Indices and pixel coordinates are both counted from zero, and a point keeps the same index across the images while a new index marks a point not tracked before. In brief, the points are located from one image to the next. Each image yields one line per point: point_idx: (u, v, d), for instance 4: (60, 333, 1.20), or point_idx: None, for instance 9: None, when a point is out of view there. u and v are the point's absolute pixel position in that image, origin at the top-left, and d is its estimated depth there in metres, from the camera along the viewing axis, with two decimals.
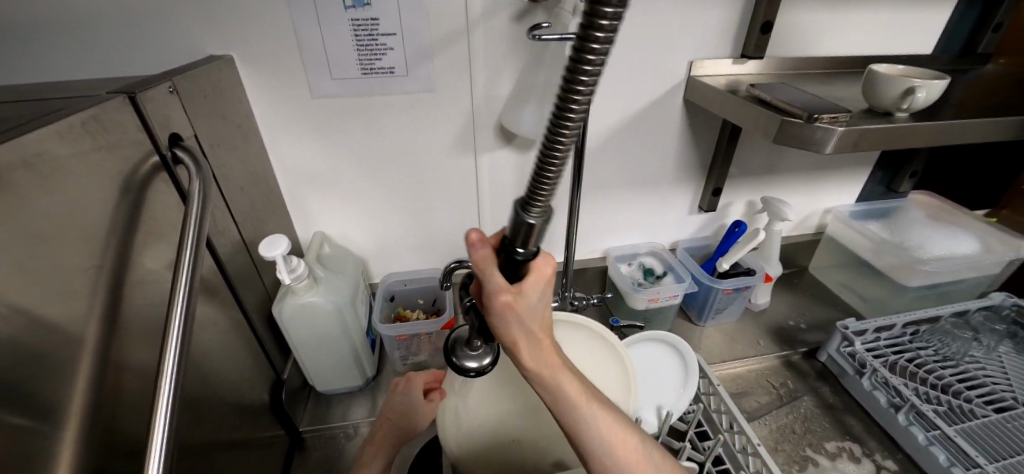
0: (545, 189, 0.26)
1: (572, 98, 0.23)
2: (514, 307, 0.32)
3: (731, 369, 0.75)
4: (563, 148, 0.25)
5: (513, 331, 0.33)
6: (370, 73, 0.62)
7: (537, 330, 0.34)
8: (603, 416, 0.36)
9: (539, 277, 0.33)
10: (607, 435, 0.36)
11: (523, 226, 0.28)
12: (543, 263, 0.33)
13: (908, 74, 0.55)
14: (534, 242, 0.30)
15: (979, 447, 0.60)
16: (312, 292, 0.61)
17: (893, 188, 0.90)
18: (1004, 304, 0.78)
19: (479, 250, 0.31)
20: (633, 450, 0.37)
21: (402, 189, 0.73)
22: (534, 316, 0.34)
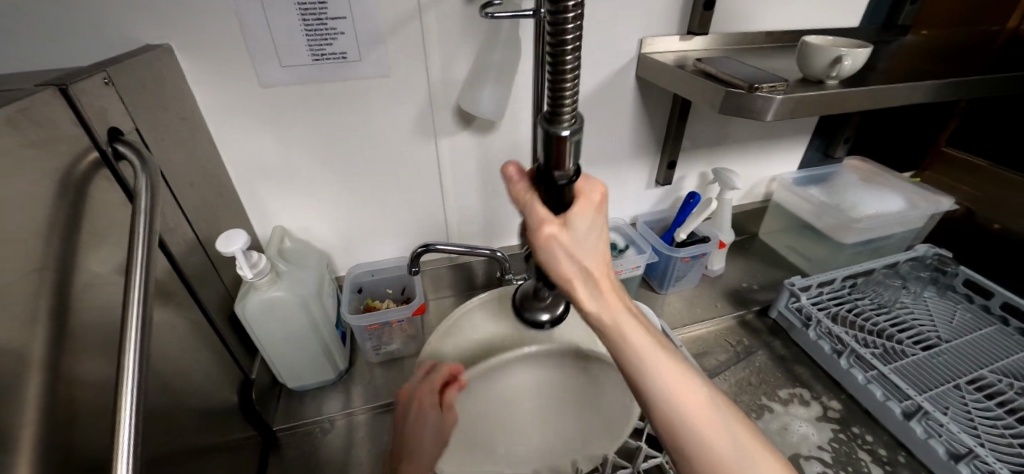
0: (568, 98, 0.29)
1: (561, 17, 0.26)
2: (559, 239, 0.32)
3: (692, 332, 0.79)
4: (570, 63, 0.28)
5: (562, 265, 0.33)
6: (321, 59, 0.61)
7: (594, 268, 0.34)
8: (669, 365, 0.35)
9: (588, 206, 0.33)
10: (673, 385, 0.35)
11: (553, 139, 0.30)
12: (589, 191, 0.33)
13: (835, 44, 0.60)
14: (566, 160, 0.30)
15: (910, 382, 0.68)
16: (275, 286, 0.60)
17: (829, 154, 0.97)
18: (927, 254, 0.87)
19: (517, 182, 0.34)
20: (705, 406, 0.35)
21: (364, 178, 0.73)
22: (586, 250, 0.33)
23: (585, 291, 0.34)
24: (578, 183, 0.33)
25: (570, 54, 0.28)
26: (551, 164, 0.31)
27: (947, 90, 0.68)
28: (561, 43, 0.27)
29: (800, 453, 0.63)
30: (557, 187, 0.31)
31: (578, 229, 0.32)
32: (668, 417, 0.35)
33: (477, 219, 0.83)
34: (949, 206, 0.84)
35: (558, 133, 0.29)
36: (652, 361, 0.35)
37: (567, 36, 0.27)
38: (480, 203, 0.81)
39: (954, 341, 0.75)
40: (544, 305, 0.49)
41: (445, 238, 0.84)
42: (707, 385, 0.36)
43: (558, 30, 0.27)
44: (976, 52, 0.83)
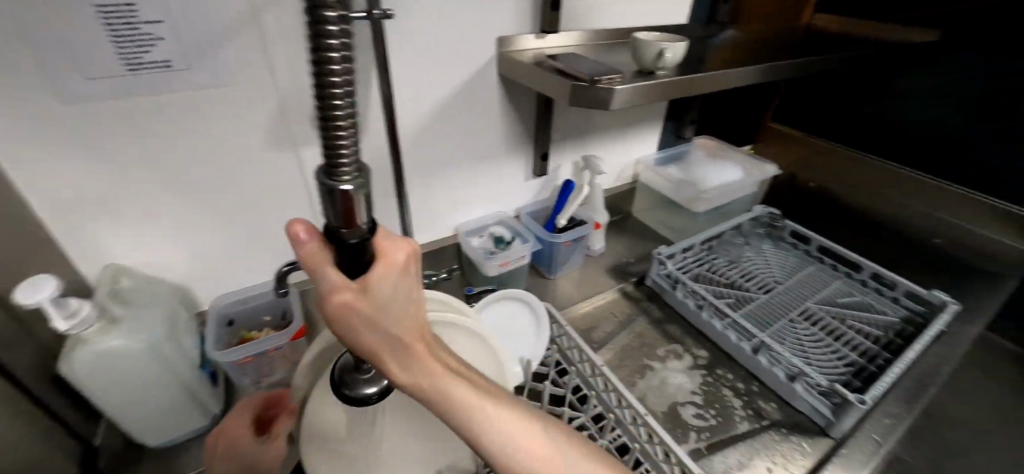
0: (344, 153, 0.25)
1: (327, 70, 0.23)
2: (357, 306, 0.29)
3: (580, 310, 0.85)
4: (343, 119, 0.25)
5: (364, 333, 0.30)
6: (138, 68, 0.53)
7: (402, 331, 0.31)
8: (500, 412, 0.33)
9: (391, 267, 0.30)
10: (506, 430, 0.33)
11: (336, 198, 0.25)
12: (391, 252, 0.30)
13: (661, 39, 0.68)
14: (359, 222, 0.27)
15: (757, 323, 0.80)
16: (110, 334, 0.51)
17: (680, 135, 1.10)
18: (762, 213, 1.03)
19: (307, 244, 0.28)
20: (540, 445, 0.34)
21: (216, 198, 0.66)
22: (392, 314, 0.30)
23: (394, 357, 0.31)
24: (379, 241, 0.30)
25: (343, 112, 0.25)
26: (337, 230, 0.27)
27: (754, 75, 0.82)
28: (330, 86, 0.24)
29: (677, 401, 0.71)
30: (350, 252, 0.28)
31: (379, 292, 0.29)
32: (508, 467, 0.33)
33: None
34: (773, 171, 1.01)
35: (335, 189, 0.25)
36: (481, 414, 0.32)
37: (336, 82, 0.24)
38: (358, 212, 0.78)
39: (787, 283, 0.90)
40: (366, 377, 0.38)
41: (324, 251, 0.80)
42: (542, 417, 0.36)
43: (324, 79, 0.24)
44: (775, 43, 1.00)
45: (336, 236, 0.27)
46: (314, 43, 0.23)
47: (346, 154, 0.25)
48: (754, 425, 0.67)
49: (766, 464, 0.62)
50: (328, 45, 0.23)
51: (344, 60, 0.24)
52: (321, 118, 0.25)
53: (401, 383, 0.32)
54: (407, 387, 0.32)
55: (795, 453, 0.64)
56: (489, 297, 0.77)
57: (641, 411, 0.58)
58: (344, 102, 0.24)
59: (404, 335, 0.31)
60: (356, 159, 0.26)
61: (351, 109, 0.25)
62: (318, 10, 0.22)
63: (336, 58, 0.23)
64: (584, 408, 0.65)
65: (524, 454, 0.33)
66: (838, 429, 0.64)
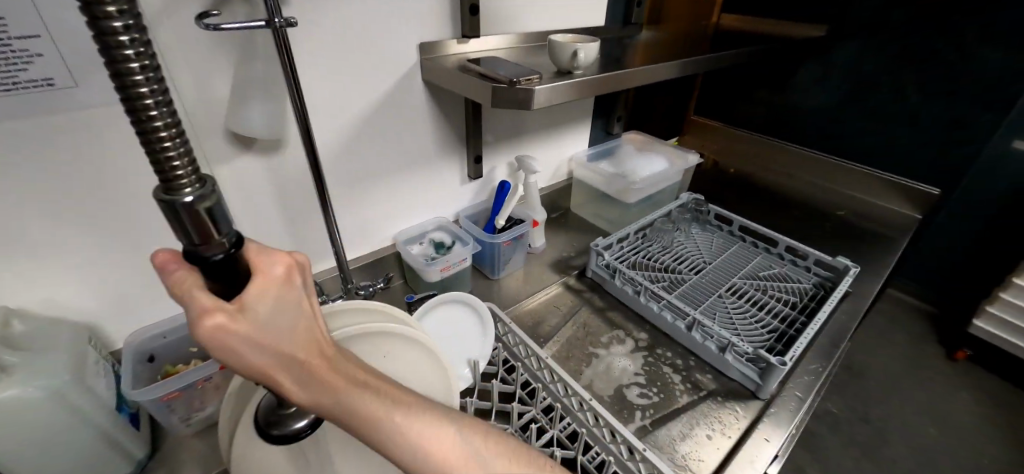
0: (178, 162, 0.23)
1: (127, 75, 0.21)
2: (233, 330, 0.25)
3: (525, 307, 0.87)
4: (165, 130, 0.23)
5: (249, 356, 0.27)
6: (12, 88, 0.48)
7: (293, 346, 0.28)
8: (409, 421, 0.30)
9: (268, 282, 0.27)
10: (416, 439, 0.30)
11: (180, 214, 0.23)
12: (268, 266, 0.28)
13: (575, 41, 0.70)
14: (213, 235, 0.25)
15: (690, 302, 0.85)
16: (2, 385, 0.46)
17: (610, 131, 1.18)
18: (688, 200, 1.11)
19: (172, 271, 0.26)
20: (457, 449, 0.31)
21: (118, 225, 0.61)
22: (279, 331, 0.27)
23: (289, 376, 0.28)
24: (253, 257, 0.28)
25: (164, 122, 0.23)
26: (193, 246, 0.25)
27: (667, 71, 0.87)
28: (136, 91, 0.22)
29: (622, 383, 0.74)
30: (217, 268, 0.25)
31: (256, 311, 0.26)
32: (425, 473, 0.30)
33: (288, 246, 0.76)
34: (695, 160, 1.09)
35: (176, 201, 0.23)
36: (386, 424, 0.30)
37: (144, 92, 0.22)
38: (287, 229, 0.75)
39: (714, 262, 0.97)
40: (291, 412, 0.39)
41: None
42: (460, 423, 0.32)
43: (129, 92, 0.22)
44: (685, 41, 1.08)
45: (195, 255, 0.25)
46: (104, 50, 0.21)
47: (181, 165, 0.23)
48: (693, 397, 0.72)
49: (706, 432, 0.67)
50: (124, 57, 0.21)
51: (146, 67, 0.22)
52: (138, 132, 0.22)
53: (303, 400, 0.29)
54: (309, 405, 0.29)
55: (730, 418, 0.68)
56: (430, 302, 0.77)
57: (585, 397, 0.60)
58: (160, 111, 0.23)
59: (298, 353, 0.28)
60: (196, 170, 0.24)
61: (172, 119, 0.23)
62: (106, 29, 0.20)
63: (135, 66, 0.22)
64: (533, 402, 0.65)
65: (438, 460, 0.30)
66: (766, 391, 0.70)
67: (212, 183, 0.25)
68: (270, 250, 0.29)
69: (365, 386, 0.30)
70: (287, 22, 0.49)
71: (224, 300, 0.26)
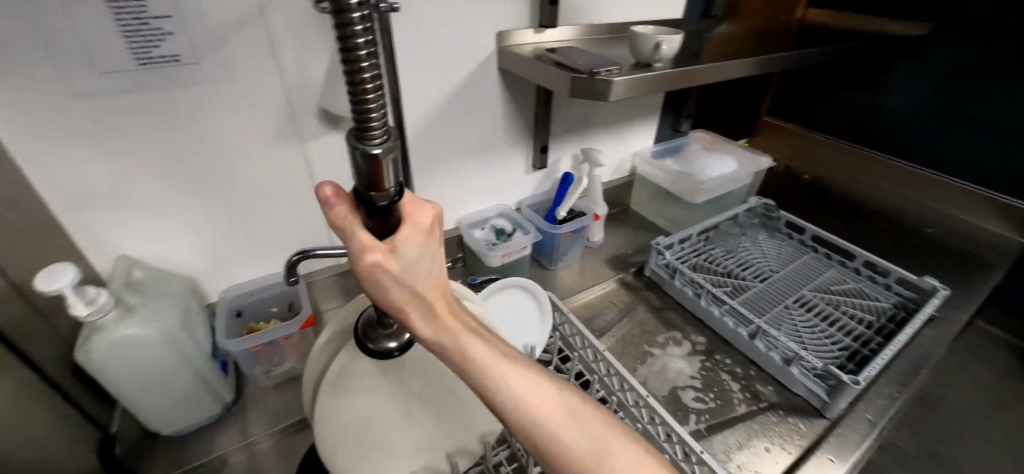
0: (376, 116, 0.26)
1: (352, 42, 0.23)
2: (384, 265, 0.30)
3: (581, 299, 0.87)
4: (372, 90, 0.25)
5: (390, 291, 0.31)
6: (148, 63, 0.54)
7: (425, 288, 0.32)
8: (515, 374, 0.32)
9: (415, 229, 0.31)
10: (519, 396, 0.32)
11: (367, 161, 0.26)
12: (415, 212, 0.32)
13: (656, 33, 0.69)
14: (385, 183, 0.28)
15: (754, 310, 0.82)
16: (127, 322, 0.53)
17: (677, 129, 1.15)
18: (757, 205, 1.05)
19: (336, 207, 0.31)
20: (558, 411, 0.32)
21: (222, 192, 0.67)
22: (415, 274, 0.32)
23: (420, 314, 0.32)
24: (403, 205, 0.32)
25: (373, 83, 0.25)
26: (369, 188, 0.28)
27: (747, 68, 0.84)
28: (355, 51, 0.24)
29: (677, 385, 0.72)
30: (380, 211, 0.29)
31: (402, 251, 0.30)
32: (527, 431, 0.31)
33: None
34: (768, 164, 1.05)
35: (369, 152, 0.26)
36: (496, 375, 0.32)
37: (363, 57, 0.24)
38: None
39: (782, 271, 0.92)
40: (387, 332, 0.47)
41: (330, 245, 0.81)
42: (563, 389, 0.34)
43: (353, 57, 0.24)
44: (769, 36, 1.02)
45: (367, 197, 0.29)
46: (336, 17, 0.23)
47: (378, 120, 0.26)
48: (752, 407, 0.69)
49: (764, 444, 0.64)
50: (353, 29, 0.23)
51: (366, 29, 0.24)
52: (351, 94, 0.25)
53: (424, 340, 0.33)
54: (433, 345, 0.32)
55: (791, 433, 0.65)
56: (490, 287, 0.78)
57: (642, 394, 0.60)
58: (372, 74, 0.25)
59: (426, 295, 0.33)
60: (387, 124, 0.27)
61: (378, 80, 0.25)
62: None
63: (360, 34, 0.23)
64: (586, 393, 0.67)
65: (541, 417, 0.31)
66: (834, 410, 0.66)
67: (395, 134, 0.28)
68: (420, 198, 0.33)
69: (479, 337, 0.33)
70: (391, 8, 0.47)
71: (380, 239, 0.31)
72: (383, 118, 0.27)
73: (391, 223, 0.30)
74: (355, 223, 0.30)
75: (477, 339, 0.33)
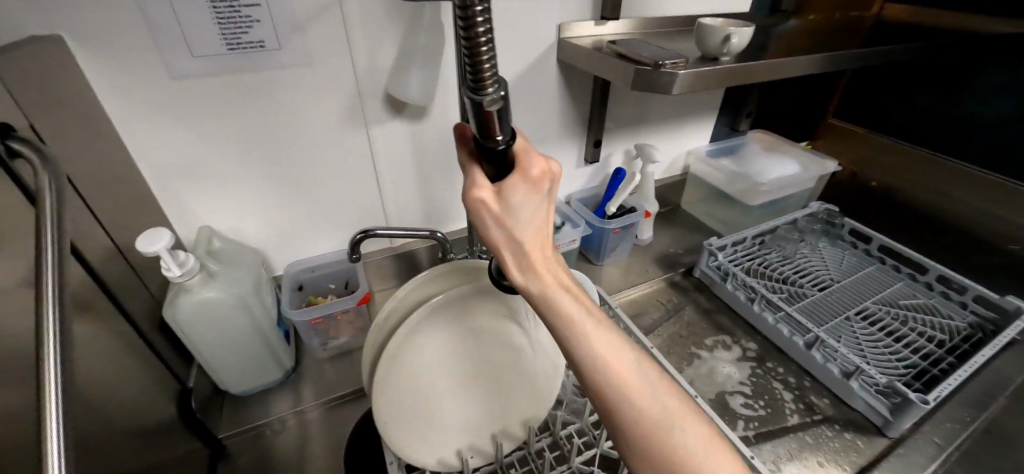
0: (486, 65, 0.26)
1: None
2: (490, 206, 0.32)
3: (626, 296, 0.87)
4: (484, 39, 0.25)
5: (492, 233, 0.34)
6: (236, 48, 0.59)
7: (525, 237, 0.34)
8: (600, 338, 0.34)
9: (524, 178, 0.32)
10: (603, 356, 0.34)
11: (480, 111, 0.27)
12: (529, 162, 0.33)
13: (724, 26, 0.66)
14: (495, 130, 0.29)
15: (811, 319, 0.79)
16: (208, 286, 0.57)
17: (735, 128, 1.12)
18: (818, 210, 1.00)
19: (463, 148, 0.35)
20: (636, 381, 0.34)
21: (294, 173, 0.71)
22: (517, 221, 0.33)
23: (519, 258, 0.35)
24: (518, 153, 0.33)
25: (484, 32, 0.25)
26: (483, 134, 0.29)
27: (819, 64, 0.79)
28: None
29: (725, 390, 0.71)
30: (493, 158, 0.31)
31: (510, 197, 0.32)
32: (602, 390, 0.34)
33: (417, 210, 0.84)
34: (834, 167, 0.99)
35: (479, 101, 0.27)
36: (582, 334, 0.34)
37: (475, 5, 0.24)
38: (419, 193, 0.82)
39: (844, 281, 0.88)
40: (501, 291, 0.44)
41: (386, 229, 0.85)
42: (644, 362, 0.35)
43: (467, 5, 0.24)
44: (847, 32, 0.96)
45: (482, 144, 0.30)
46: None
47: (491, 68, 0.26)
48: (805, 419, 0.67)
49: (818, 458, 0.62)
50: None
51: None
52: (465, 44, 0.25)
53: (517, 284, 0.36)
54: (525, 292, 0.35)
55: (848, 449, 0.62)
56: None
57: (690, 394, 0.59)
58: (485, 21, 0.24)
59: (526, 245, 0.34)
60: (497, 73, 0.27)
61: (490, 28, 0.25)
62: None
63: None
64: None
65: (618, 380, 0.34)
66: (896, 429, 0.62)
67: (505, 85, 0.28)
68: (533, 148, 0.34)
69: (570, 295, 0.35)
70: None
71: (491, 181, 0.33)
72: (493, 67, 0.27)
73: (504, 169, 0.32)
74: (473, 166, 0.34)
75: (572, 297, 0.35)
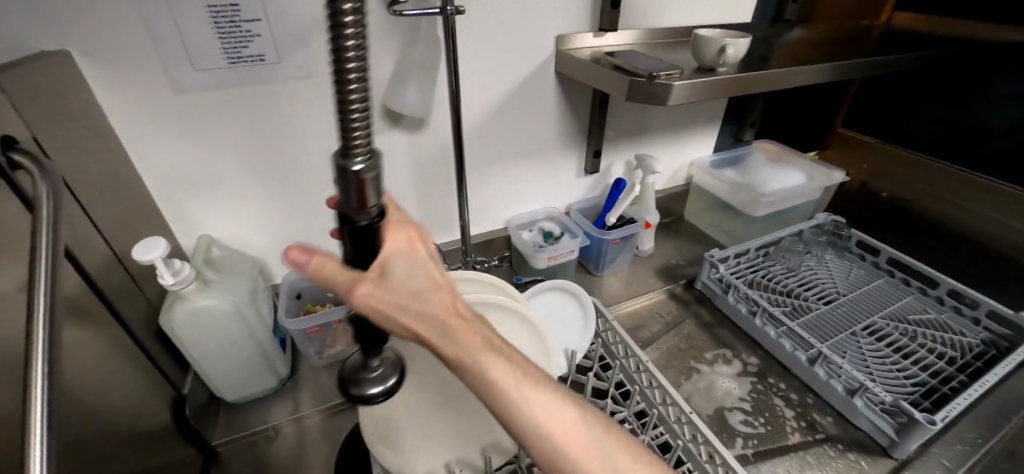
0: (360, 130, 0.24)
1: (342, 55, 0.21)
2: (379, 297, 0.30)
3: (625, 308, 0.87)
4: (357, 106, 0.23)
5: (392, 318, 0.30)
6: (237, 62, 0.60)
7: (428, 309, 0.32)
8: (535, 396, 0.33)
9: (401, 250, 0.31)
10: (542, 418, 0.32)
11: (352, 179, 0.24)
12: (399, 230, 0.31)
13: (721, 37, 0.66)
14: (368, 200, 0.26)
15: (815, 333, 0.77)
16: (204, 294, 0.58)
17: (739, 138, 1.10)
18: (826, 221, 0.98)
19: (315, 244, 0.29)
20: (578, 431, 0.33)
21: (294, 183, 0.73)
22: (412, 293, 0.31)
23: (433, 338, 0.32)
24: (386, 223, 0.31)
25: (358, 100, 0.23)
26: (352, 207, 0.26)
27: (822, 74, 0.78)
28: (344, 59, 0.21)
29: (724, 406, 0.69)
30: (362, 232, 0.27)
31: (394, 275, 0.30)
32: (549, 452, 0.32)
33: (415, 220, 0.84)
34: (841, 178, 0.98)
35: (350, 170, 0.24)
36: (516, 397, 0.32)
37: (350, 66, 0.22)
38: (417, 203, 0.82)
39: (850, 295, 0.85)
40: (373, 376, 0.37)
41: None
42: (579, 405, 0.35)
43: (340, 66, 0.22)
44: (853, 42, 0.94)
45: (348, 217, 0.27)
46: (330, 22, 0.20)
47: (362, 134, 0.24)
48: (807, 438, 0.64)
49: None
50: (344, 37, 0.21)
51: (359, 41, 0.21)
52: (337, 109, 0.23)
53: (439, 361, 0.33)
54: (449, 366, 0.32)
55: (852, 471, 0.60)
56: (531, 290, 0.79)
57: (686, 410, 0.58)
58: (359, 82, 0.22)
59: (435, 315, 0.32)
60: (371, 140, 0.25)
61: (365, 95, 0.23)
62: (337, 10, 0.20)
63: (352, 47, 0.21)
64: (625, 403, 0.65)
65: (561, 437, 0.32)
66: (903, 451, 0.60)
67: (381, 152, 0.26)
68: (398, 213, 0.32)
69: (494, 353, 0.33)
70: (457, 10, 0.51)
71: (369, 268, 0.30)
72: (367, 135, 0.25)
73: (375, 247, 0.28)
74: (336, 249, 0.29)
75: (498, 358, 0.33)
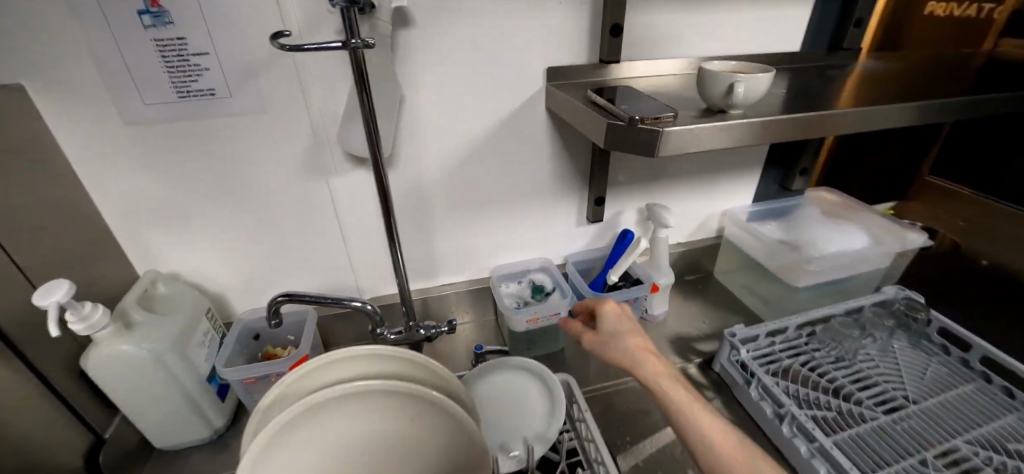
0: None
1: None
2: (592, 339, 0.56)
3: (620, 386, 0.72)
4: None
5: (616, 352, 0.53)
6: (186, 95, 0.56)
7: (642, 359, 0.51)
8: (709, 421, 0.46)
9: (612, 315, 0.57)
10: (715, 441, 0.45)
11: None
12: (606, 313, 0.58)
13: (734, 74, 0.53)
14: None
15: (867, 454, 0.57)
16: (123, 339, 0.54)
17: (787, 187, 0.92)
18: (897, 297, 0.79)
19: None
20: (730, 449, 0.44)
21: (253, 220, 0.68)
22: (621, 340, 0.54)
23: (641, 372, 0.50)
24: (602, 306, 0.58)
25: None
26: None
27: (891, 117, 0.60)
28: None
29: None
30: None
31: (604, 325, 0.57)
32: (707, 453, 0.45)
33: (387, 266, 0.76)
34: (919, 241, 0.77)
35: None
36: (683, 410, 0.47)
37: None
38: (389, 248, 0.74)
39: (925, 403, 0.64)
40: None
41: (356, 284, 0.78)
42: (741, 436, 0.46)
43: None
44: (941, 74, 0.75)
45: None
46: None
47: None
48: None
49: None
50: None
51: None
52: None
53: (643, 381, 0.50)
54: (648, 382, 0.49)
55: None
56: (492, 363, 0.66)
57: None
58: None
59: (640, 358, 0.51)
60: None
61: None
62: None
63: None
64: None
65: (723, 452, 0.44)
66: None
67: None
68: (602, 301, 0.60)
69: (682, 390, 0.48)
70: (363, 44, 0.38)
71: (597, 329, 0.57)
72: None
73: None
74: None
75: (683, 392, 0.48)
